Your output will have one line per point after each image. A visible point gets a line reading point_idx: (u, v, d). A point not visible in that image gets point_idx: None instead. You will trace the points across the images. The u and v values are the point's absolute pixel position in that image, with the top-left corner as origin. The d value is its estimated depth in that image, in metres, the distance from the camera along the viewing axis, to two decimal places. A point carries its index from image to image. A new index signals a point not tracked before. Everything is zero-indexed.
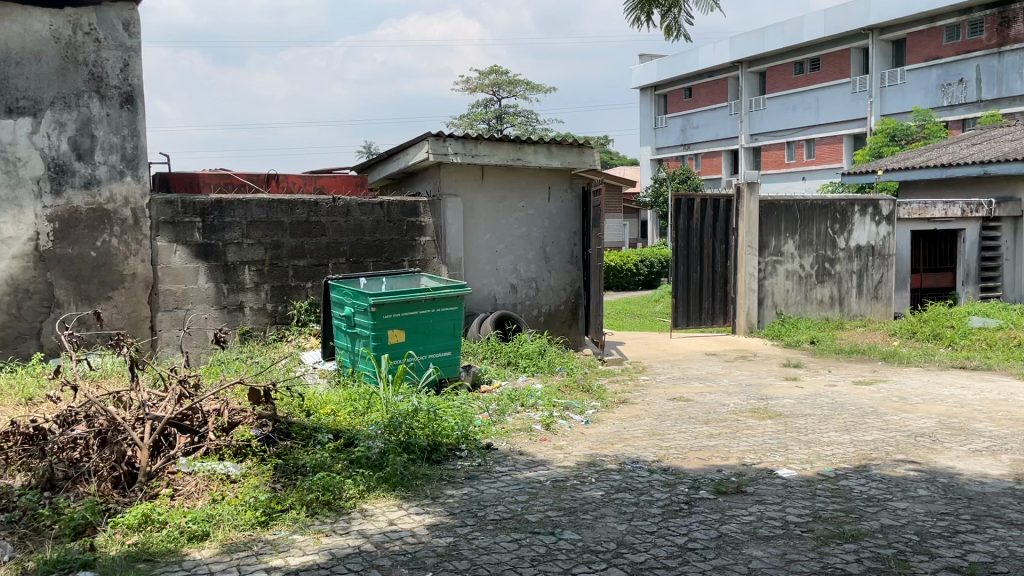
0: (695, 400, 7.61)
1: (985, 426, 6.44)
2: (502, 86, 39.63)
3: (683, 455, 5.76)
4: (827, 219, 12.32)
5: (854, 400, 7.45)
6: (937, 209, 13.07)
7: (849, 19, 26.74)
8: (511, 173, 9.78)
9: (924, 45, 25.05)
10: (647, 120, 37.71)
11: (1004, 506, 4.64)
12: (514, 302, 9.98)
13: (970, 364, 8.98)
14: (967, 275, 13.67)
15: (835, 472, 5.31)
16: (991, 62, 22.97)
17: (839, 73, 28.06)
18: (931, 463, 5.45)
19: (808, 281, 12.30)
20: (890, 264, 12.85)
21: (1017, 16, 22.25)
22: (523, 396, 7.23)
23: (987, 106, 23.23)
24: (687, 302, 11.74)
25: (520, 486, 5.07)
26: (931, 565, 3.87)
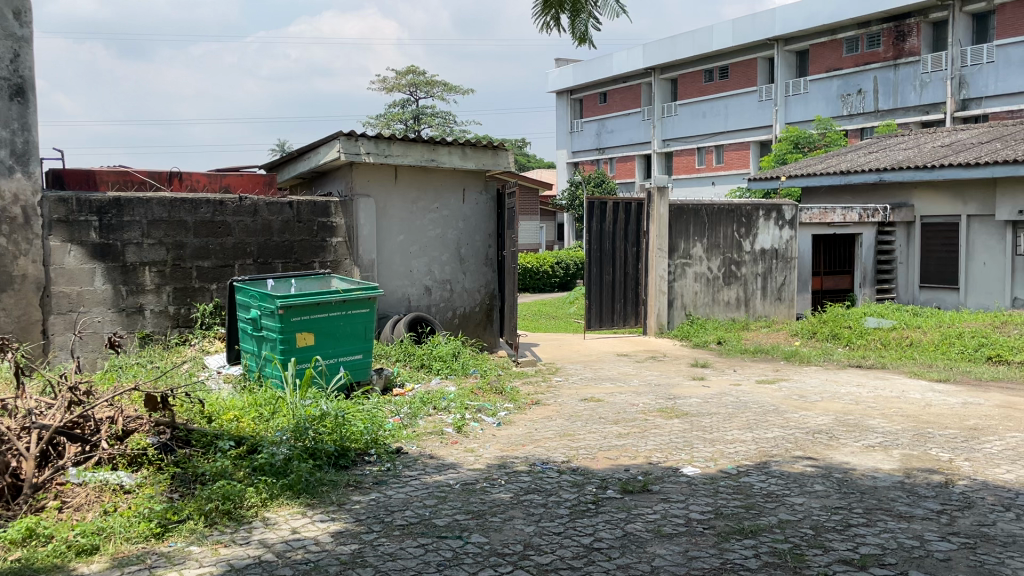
0: (606, 400, 7.71)
1: (878, 422, 6.73)
2: (420, 86, 39.39)
3: (592, 455, 5.82)
4: (733, 223, 12.67)
5: (757, 399, 7.67)
6: (836, 214, 13.58)
7: (756, 30, 27.62)
8: (425, 174, 9.71)
9: (825, 57, 26.13)
10: (564, 123, 38.11)
11: (894, 500, 4.85)
12: (428, 304, 9.90)
13: (866, 363, 9.38)
14: (864, 277, 14.27)
15: (737, 469, 5.45)
16: (887, 74, 24.11)
17: (747, 82, 28.96)
18: (827, 459, 5.66)
19: (715, 282, 12.63)
20: (792, 267, 13.30)
21: (911, 30, 23.40)
22: (436, 399, 7.18)
23: (883, 117, 24.35)
24: (599, 304, 11.93)
25: (429, 490, 5.03)
26: (825, 558, 4.01)
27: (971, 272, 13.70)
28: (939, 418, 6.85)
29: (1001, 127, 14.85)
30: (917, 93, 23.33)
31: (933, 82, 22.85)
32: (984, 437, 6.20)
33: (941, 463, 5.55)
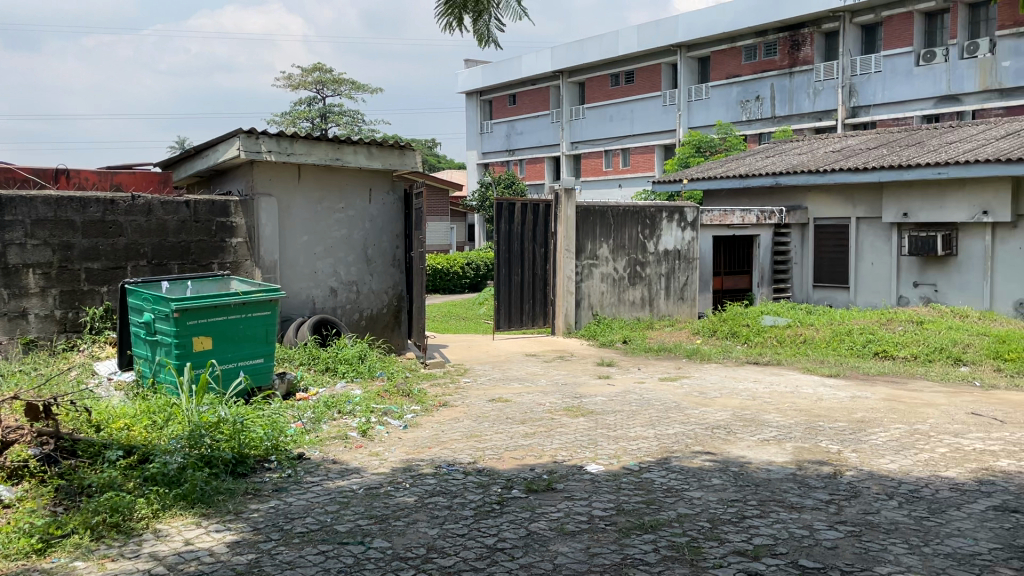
0: (513, 400, 7.74)
1: (773, 416, 6.99)
2: (326, 84, 38.71)
3: (498, 456, 5.83)
4: (638, 224, 12.94)
5: (660, 396, 7.84)
6: (735, 216, 14.06)
7: (660, 36, 28.29)
8: (329, 174, 9.53)
9: (725, 64, 27.02)
10: (473, 124, 38.14)
11: (786, 491, 5.04)
12: (333, 306, 9.72)
13: (763, 359, 9.74)
14: (761, 277, 14.81)
15: (639, 466, 5.56)
16: (783, 81, 25.16)
17: (651, 87, 29.62)
18: (725, 454, 5.83)
19: (621, 283, 12.86)
20: (694, 267, 13.66)
21: (806, 40, 24.49)
22: (341, 403, 7.04)
23: (780, 123, 25.38)
24: (508, 305, 11.98)
25: (331, 495, 4.93)
26: (720, 550, 4.13)
27: (860, 271, 14.32)
28: (829, 412, 7.17)
29: (887, 134, 15.66)
30: (811, 100, 24.41)
31: (826, 90, 24.01)
32: (869, 429, 6.52)
33: (831, 455, 5.80)
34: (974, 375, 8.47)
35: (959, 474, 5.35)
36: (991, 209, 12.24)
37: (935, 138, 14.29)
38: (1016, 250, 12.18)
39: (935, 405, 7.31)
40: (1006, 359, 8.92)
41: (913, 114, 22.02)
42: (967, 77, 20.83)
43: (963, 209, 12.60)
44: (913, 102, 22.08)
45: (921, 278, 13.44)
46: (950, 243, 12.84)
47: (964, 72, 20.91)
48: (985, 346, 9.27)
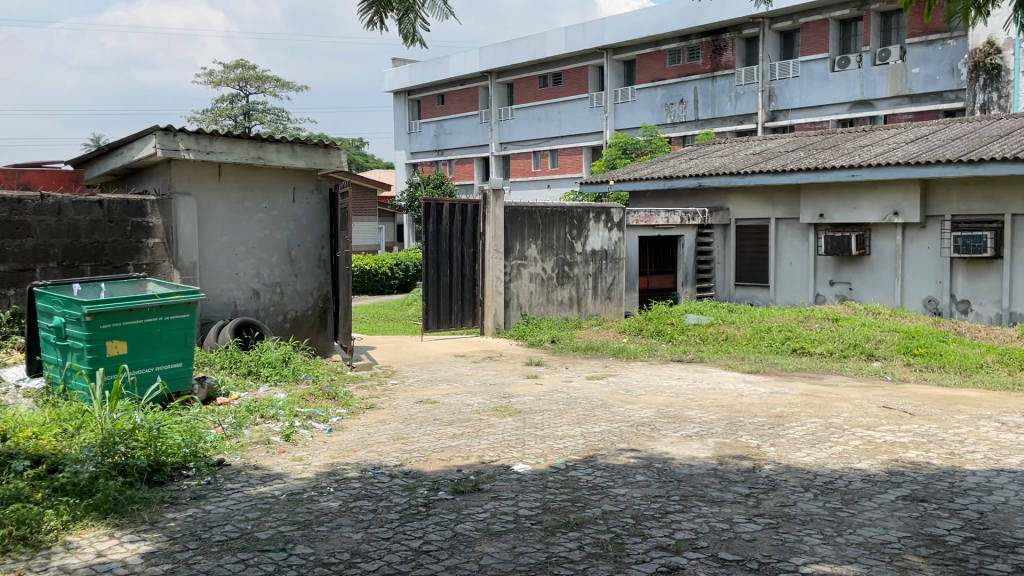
0: (441, 402, 7.70)
1: (695, 412, 7.15)
2: (250, 81, 37.86)
3: (425, 457, 5.79)
4: (565, 225, 13.05)
5: (586, 395, 7.92)
6: (661, 217, 14.32)
7: (587, 38, 28.61)
8: (251, 172, 9.33)
9: (650, 67, 27.49)
10: (401, 124, 37.86)
11: (708, 486, 5.15)
12: (256, 308, 9.50)
13: (687, 357, 9.93)
14: (686, 277, 15.07)
15: (565, 464, 5.60)
16: (706, 85, 25.71)
17: (579, 89, 29.93)
18: (649, 450, 5.93)
19: (549, 283, 12.95)
20: (620, 267, 13.85)
21: (727, 44, 25.11)
22: (264, 407, 6.89)
23: (703, 126, 25.95)
24: (436, 306, 11.91)
25: (252, 502, 4.81)
26: (643, 545, 4.19)
27: (779, 271, 14.73)
28: (749, 407, 7.35)
29: (804, 137, 16.20)
30: (732, 104, 25.01)
31: (746, 93, 24.66)
32: (787, 423, 6.72)
33: (751, 449, 5.96)
34: (886, 370, 8.83)
35: (871, 465, 5.57)
36: (902, 210, 12.79)
37: (849, 141, 14.83)
38: (925, 250, 12.76)
39: (849, 399, 7.59)
40: (915, 354, 9.31)
41: (829, 118, 22.82)
42: (879, 82, 21.70)
43: (875, 210, 13.12)
44: (828, 107, 22.88)
45: (836, 277, 13.93)
46: (864, 243, 13.35)
47: (876, 78, 21.78)
48: (895, 342, 9.65)
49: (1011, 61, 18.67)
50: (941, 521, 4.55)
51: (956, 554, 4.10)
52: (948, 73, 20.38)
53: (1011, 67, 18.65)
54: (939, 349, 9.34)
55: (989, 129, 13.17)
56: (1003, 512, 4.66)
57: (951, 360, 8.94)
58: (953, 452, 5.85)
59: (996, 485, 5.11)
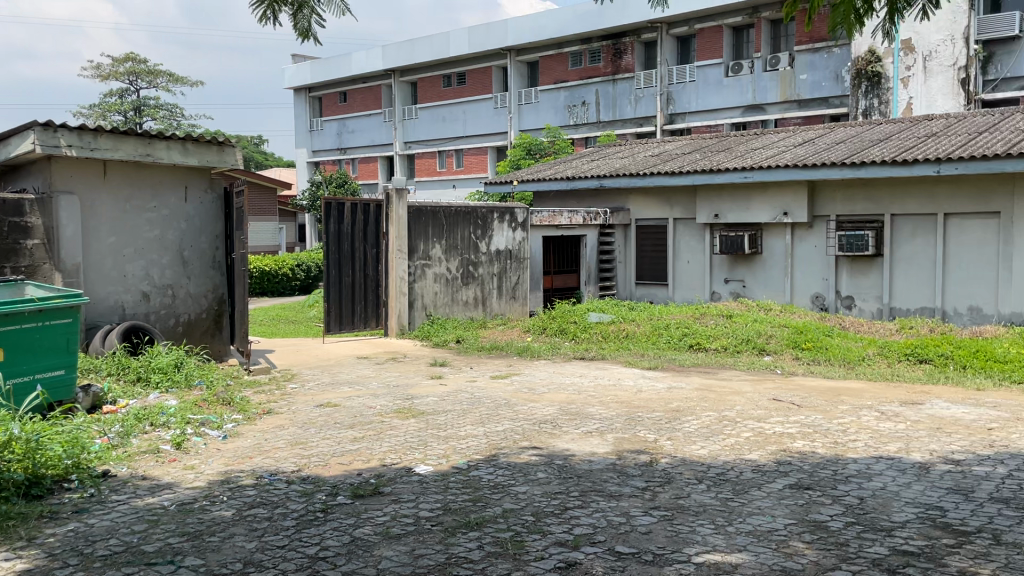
0: (341, 405, 7.57)
1: (596, 409, 7.27)
2: (140, 76, 36.32)
3: (324, 462, 5.68)
4: (470, 225, 13.05)
5: (489, 394, 7.95)
6: (564, 217, 14.52)
7: (490, 39, 28.69)
8: (139, 170, 8.96)
9: (553, 69, 27.82)
10: (302, 121, 37.08)
11: (606, 480, 5.25)
12: (146, 312, 9.12)
13: (588, 355, 10.09)
14: (588, 276, 15.34)
15: (467, 464, 5.60)
16: (607, 87, 26.20)
17: (482, 89, 30.00)
18: (550, 448, 5.99)
19: (454, 283, 12.93)
20: (525, 266, 13.96)
21: (627, 49, 25.73)
22: (153, 415, 6.62)
23: (604, 127, 26.43)
24: (338, 307, 11.71)
25: (139, 514, 4.61)
26: (543, 542, 4.23)
27: (677, 269, 15.13)
28: (647, 403, 7.53)
29: (700, 140, 16.72)
30: (632, 107, 25.59)
31: (646, 97, 25.26)
32: (683, 418, 6.91)
33: (648, 444, 6.10)
34: (776, 364, 9.20)
35: (760, 456, 5.79)
36: (791, 210, 13.36)
37: (742, 144, 15.41)
38: (813, 248, 13.37)
39: (742, 392, 7.86)
40: (803, 348, 9.74)
41: (723, 121, 23.62)
42: (770, 88, 22.62)
43: (766, 210, 13.65)
44: (723, 111, 23.68)
45: (731, 275, 14.41)
46: (756, 242, 13.87)
47: (767, 83, 22.69)
48: (785, 337, 10.06)
49: (890, 68, 20.21)
50: (824, 508, 4.78)
51: (838, 538, 4.31)
52: (833, 80, 21.42)
53: (890, 74, 20.20)
54: (825, 343, 9.80)
55: (869, 134, 13.91)
56: (881, 497, 4.93)
57: (836, 353, 9.39)
58: (836, 441, 6.15)
59: (874, 471, 5.40)
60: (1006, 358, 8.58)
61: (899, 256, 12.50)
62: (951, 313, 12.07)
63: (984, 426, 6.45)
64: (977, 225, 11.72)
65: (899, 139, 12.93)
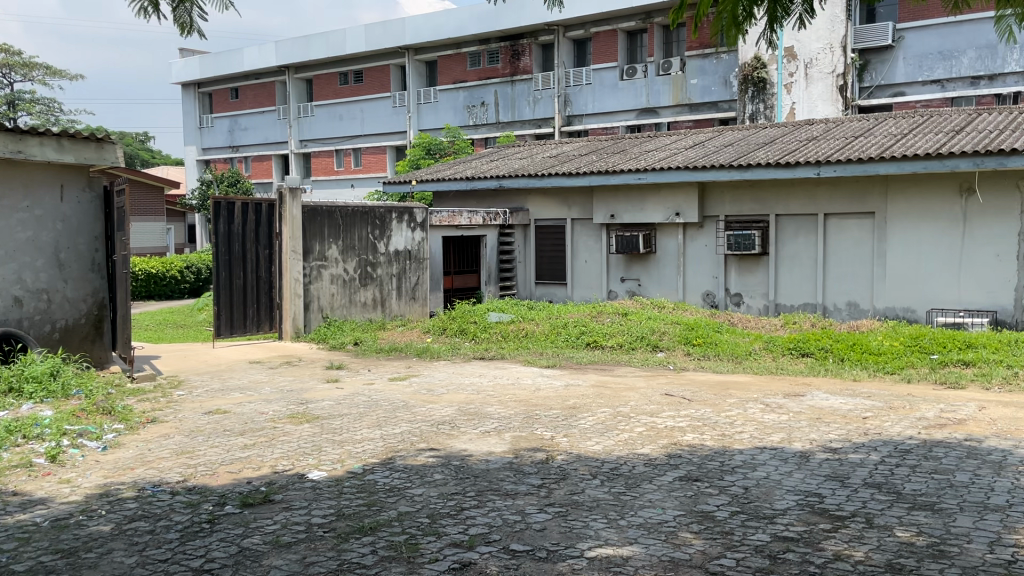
0: (232, 412, 7.33)
1: (494, 408, 7.30)
2: (14, 68, 34.20)
3: (212, 471, 5.48)
4: (367, 225, 12.88)
5: (387, 396, 7.85)
6: (464, 217, 14.51)
7: (387, 37, 28.39)
8: (11, 167, 8.45)
9: (451, 68, 27.77)
10: (192, 118, 35.75)
11: (503, 479, 5.27)
12: (18, 318, 8.59)
13: (488, 355, 10.11)
14: (489, 276, 15.39)
15: (362, 468, 5.52)
16: (505, 88, 26.35)
17: (380, 88, 29.64)
18: (447, 449, 5.97)
19: (351, 284, 12.72)
20: (424, 267, 13.88)
21: (525, 50, 25.95)
22: (26, 427, 6.24)
23: (503, 128, 26.58)
24: (229, 310, 11.32)
25: (7, 532, 4.33)
26: (437, 544, 4.21)
27: (575, 269, 15.35)
28: (545, 401, 7.61)
29: (596, 141, 17.03)
30: (531, 108, 25.84)
31: (544, 98, 25.55)
32: (579, 414, 7.02)
33: (545, 441, 6.16)
34: (669, 360, 9.46)
35: (652, 450, 5.93)
36: (682, 210, 13.77)
37: (636, 146, 15.80)
38: (704, 247, 13.82)
39: (636, 388, 8.05)
40: (694, 344, 10.06)
41: (619, 124, 24.21)
42: (662, 92, 23.30)
43: (660, 210, 14.02)
44: (618, 113, 24.25)
45: (626, 274, 14.73)
46: (650, 242, 14.23)
47: (660, 87, 23.36)
48: (677, 333, 10.36)
49: (774, 74, 21.10)
50: (712, 498, 4.94)
51: (724, 527, 4.46)
52: (722, 85, 22.26)
53: (774, 80, 21.07)
54: (715, 339, 10.16)
55: (755, 138, 14.49)
56: (764, 486, 5.14)
57: (725, 348, 9.76)
58: (723, 433, 6.38)
59: (759, 461, 5.62)
60: (880, 350, 9.10)
61: (784, 254, 13.08)
62: (831, 309, 12.71)
63: (860, 415, 6.82)
64: (855, 225, 12.39)
65: (782, 142, 13.51)
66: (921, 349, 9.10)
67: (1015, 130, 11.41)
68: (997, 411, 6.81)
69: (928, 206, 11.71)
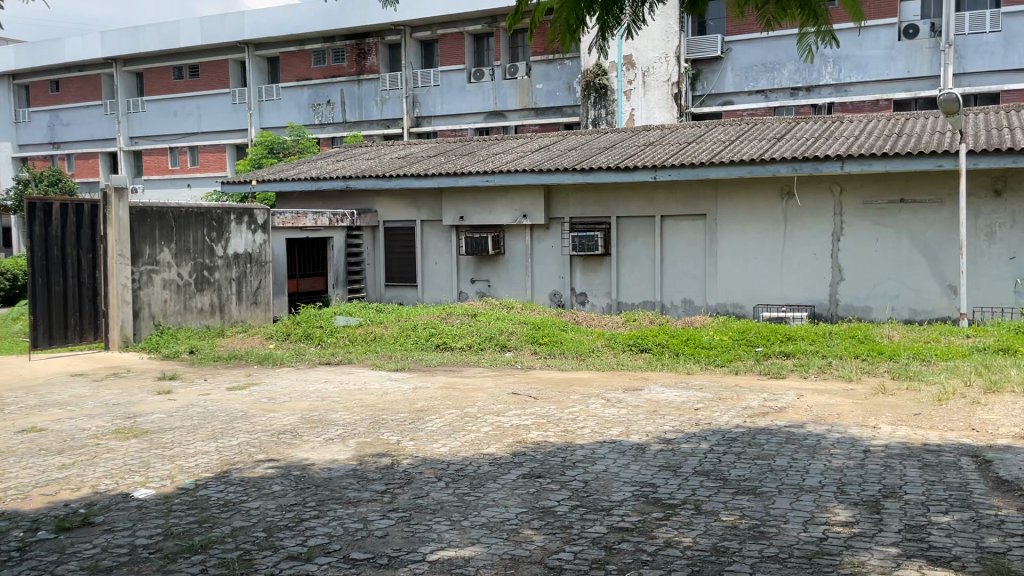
0: (49, 429, 6.77)
1: (339, 414, 7.14)
2: None
3: (23, 495, 5.04)
4: (203, 227, 12.29)
5: (224, 406, 7.51)
6: (308, 218, 14.14)
7: (224, 31, 27.18)
8: None
9: (295, 66, 27.00)
10: (5, 112, 32.82)
11: (345, 487, 5.16)
12: None
13: (334, 360, 9.88)
14: (336, 278, 15.07)
15: (195, 483, 5.25)
16: (352, 88, 25.90)
17: (219, 84, 28.37)
18: (288, 458, 5.77)
19: (186, 289, 12.09)
20: (267, 270, 13.34)
21: (371, 49, 25.65)
22: None
23: (350, 128, 26.10)
24: (47, 319, 10.51)
25: None
26: (273, 558, 4.07)
27: (425, 271, 15.30)
28: (391, 404, 7.52)
29: (444, 143, 17.06)
30: (379, 108, 25.56)
31: (391, 99, 25.35)
32: (426, 417, 6.99)
33: (390, 446, 6.09)
34: (517, 359, 9.61)
35: (497, 449, 6.00)
36: (529, 212, 14.03)
37: (484, 148, 15.95)
38: (550, 248, 14.15)
39: (484, 389, 8.11)
40: (540, 343, 10.26)
41: (467, 125, 24.40)
42: (509, 95, 23.73)
43: (507, 212, 14.21)
44: (466, 116, 24.46)
45: (476, 275, 14.83)
46: (499, 243, 14.41)
47: (507, 91, 23.78)
48: (524, 333, 10.54)
49: (615, 81, 21.70)
50: (553, 493, 5.05)
51: (563, 522, 4.57)
52: (566, 90, 22.96)
53: (615, 87, 21.68)
54: (560, 338, 10.39)
55: (597, 142, 14.98)
56: (603, 478, 5.31)
57: (570, 346, 10.04)
58: (566, 429, 6.55)
59: (598, 455, 5.81)
60: (711, 344, 9.63)
61: (624, 255, 13.60)
62: (668, 307, 13.34)
63: (692, 406, 7.19)
64: (688, 226, 13.07)
65: (622, 147, 14.05)
66: (748, 342, 9.70)
67: (828, 139, 12.40)
68: (813, 398, 7.37)
69: (753, 209, 12.54)
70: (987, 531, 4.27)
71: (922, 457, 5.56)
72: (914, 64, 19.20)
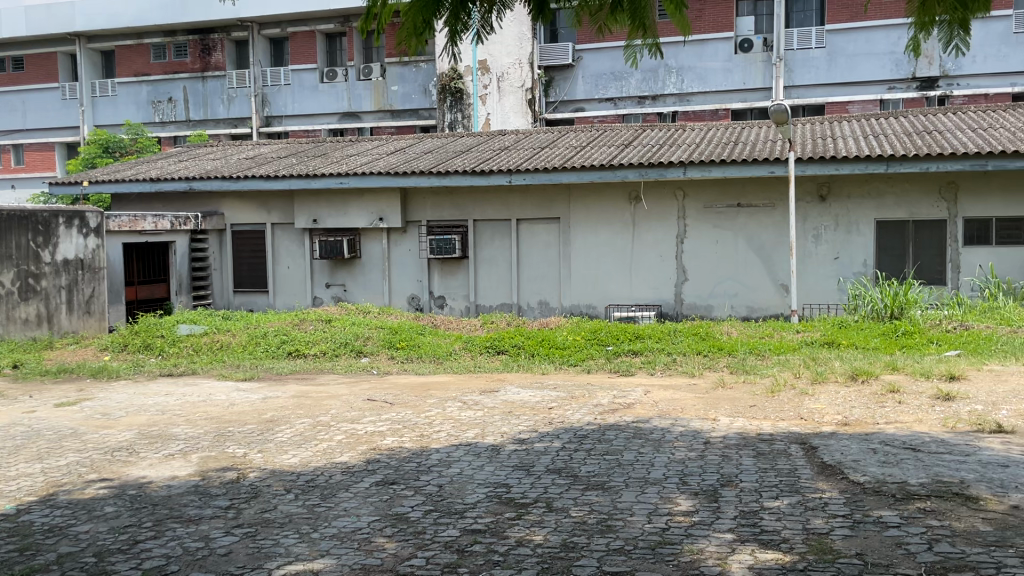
0: None
1: (181, 429, 6.78)
2: None
3: None
4: (27, 232, 11.41)
5: (52, 425, 6.96)
6: (147, 222, 13.43)
7: (51, 22, 25.15)
8: None
9: (131, 60, 25.47)
10: None
11: (185, 505, 4.91)
12: None
13: (176, 371, 9.38)
14: (179, 285, 14.40)
15: (16, 509, 4.84)
16: (196, 85, 24.83)
17: (46, 77, 26.36)
18: (123, 478, 5.43)
19: (8, 299, 11.19)
20: (101, 277, 12.46)
21: (216, 45, 24.69)
22: None
23: (194, 127, 24.99)
24: None
25: None
26: None
27: (278, 276, 14.83)
28: (239, 416, 7.22)
29: (295, 144, 16.59)
30: (225, 107, 24.63)
31: (239, 97, 24.47)
32: (275, 428, 6.75)
33: (236, 459, 5.85)
34: (373, 365, 9.47)
35: (350, 458, 5.88)
36: (386, 215, 13.87)
37: (337, 150, 15.64)
38: (407, 252, 14.05)
39: (337, 396, 7.94)
40: (398, 347, 10.18)
41: (321, 127, 23.93)
42: (363, 96, 23.45)
43: (363, 215, 13.99)
44: (319, 117, 23.98)
45: (332, 279, 14.51)
46: (355, 247, 14.17)
47: (361, 92, 23.49)
48: (381, 338, 10.41)
49: (469, 86, 21.95)
50: (406, 499, 5.01)
51: (416, 528, 4.54)
52: (422, 93, 22.97)
53: (469, 91, 21.97)
54: (417, 342, 10.35)
55: (453, 146, 15.01)
56: (457, 482, 5.32)
57: (427, 350, 10.00)
58: (421, 433, 6.52)
59: (453, 458, 5.82)
60: (565, 344, 9.86)
61: (481, 257, 13.72)
62: (524, 308, 13.56)
63: (546, 406, 7.33)
64: (543, 229, 13.34)
65: (477, 151, 14.15)
66: (599, 341, 10.01)
67: (672, 145, 13.00)
68: (659, 394, 7.68)
69: (604, 212, 12.94)
70: (812, 513, 4.59)
71: (756, 446, 5.92)
72: (749, 76, 20.50)
